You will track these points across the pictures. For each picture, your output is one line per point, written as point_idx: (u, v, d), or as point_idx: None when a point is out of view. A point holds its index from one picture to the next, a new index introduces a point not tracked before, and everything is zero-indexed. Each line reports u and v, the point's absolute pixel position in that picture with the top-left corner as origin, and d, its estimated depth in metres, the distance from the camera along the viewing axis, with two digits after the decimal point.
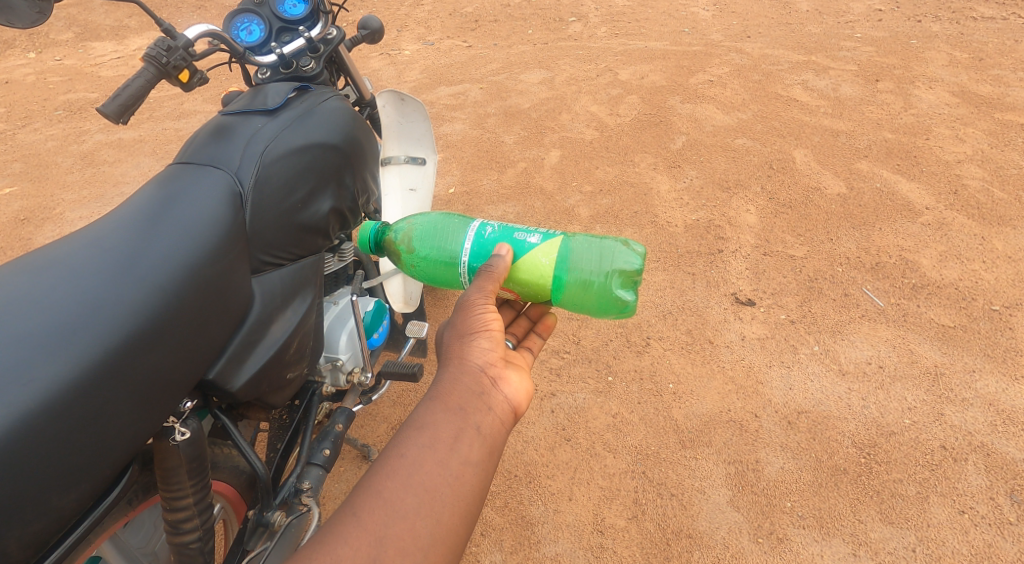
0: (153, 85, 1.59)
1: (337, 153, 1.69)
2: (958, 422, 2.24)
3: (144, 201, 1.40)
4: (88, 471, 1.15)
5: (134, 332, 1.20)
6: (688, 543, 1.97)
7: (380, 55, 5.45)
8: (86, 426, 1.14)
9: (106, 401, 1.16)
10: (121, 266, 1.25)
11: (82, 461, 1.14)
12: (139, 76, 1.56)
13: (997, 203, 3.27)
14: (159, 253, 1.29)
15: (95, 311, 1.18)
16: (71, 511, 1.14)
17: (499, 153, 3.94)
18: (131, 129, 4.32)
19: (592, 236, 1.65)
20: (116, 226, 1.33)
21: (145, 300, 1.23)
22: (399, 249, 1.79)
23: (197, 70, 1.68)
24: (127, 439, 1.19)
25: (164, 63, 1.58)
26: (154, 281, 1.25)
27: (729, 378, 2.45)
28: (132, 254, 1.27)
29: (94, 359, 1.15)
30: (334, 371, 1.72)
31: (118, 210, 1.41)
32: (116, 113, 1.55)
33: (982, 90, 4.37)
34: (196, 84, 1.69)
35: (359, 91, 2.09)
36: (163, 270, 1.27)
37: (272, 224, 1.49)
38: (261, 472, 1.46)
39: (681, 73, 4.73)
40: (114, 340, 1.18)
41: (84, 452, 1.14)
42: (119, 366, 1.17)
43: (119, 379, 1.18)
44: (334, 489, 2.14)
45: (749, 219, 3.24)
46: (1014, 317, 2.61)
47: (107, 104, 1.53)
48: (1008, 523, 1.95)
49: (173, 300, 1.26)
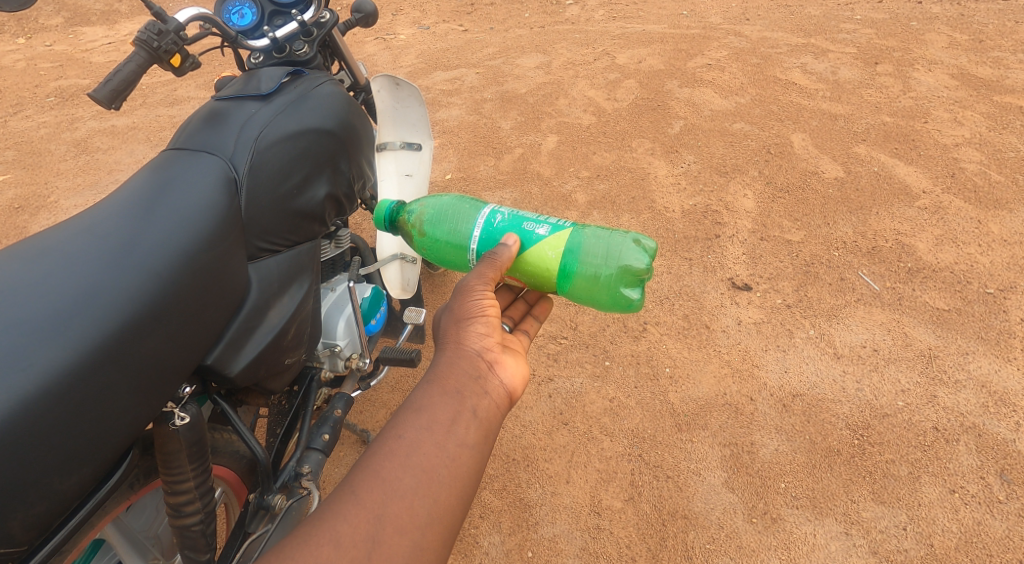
0: (145, 70, 1.59)
1: (333, 138, 1.68)
2: (950, 404, 2.26)
3: (138, 188, 1.40)
4: (89, 453, 1.16)
5: (131, 317, 1.21)
6: (683, 524, 2.00)
7: (375, 40, 5.41)
8: (86, 410, 1.15)
9: (105, 385, 1.17)
10: (117, 253, 1.26)
11: (80, 445, 1.15)
12: (130, 61, 1.56)
13: (995, 186, 3.28)
14: (156, 238, 1.30)
15: (90, 297, 1.19)
16: (73, 494, 1.16)
17: (496, 139, 3.93)
18: (124, 116, 4.30)
19: (604, 228, 1.61)
20: (112, 211, 1.34)
21: (140, 286, 1.23)
22: (412, 231, 1.77)
23: (188, 54, 1.67)
24: (127, 422, 1.20)
25: (156, 48, 1.57)
26: (149, 267, 1.26)
27: (725, 361, 2.47)
28: (128, 240, 1.28)
29: (92, 345, 1.16)
30: (332, 357, 1.74)
31: (112, 196, 1.41)
32: (108, 98, 1.55)
33: (981, 72, 4.36)
34: (188, 69, 1.68)
35: (353, 76, 2.11)
36: (158, 256, 1.28)
37: (267, 210, 1.49)
38: (261, 456, 1.47)
39: (679, 57, 4.71)
40: (110, 325, 1.18)
41: (85, 435, 1.15)
42: (117, 351, 1.18)
43: (118, 364, 1.18)
44: (334, 473, 2.17)
45: (747, 204, 3.25)
46: (1008, 300, 2.63)
47: (99, 90, 1.54)
48: (997, 501, 1.98)
49: (170, 286, 1.27)
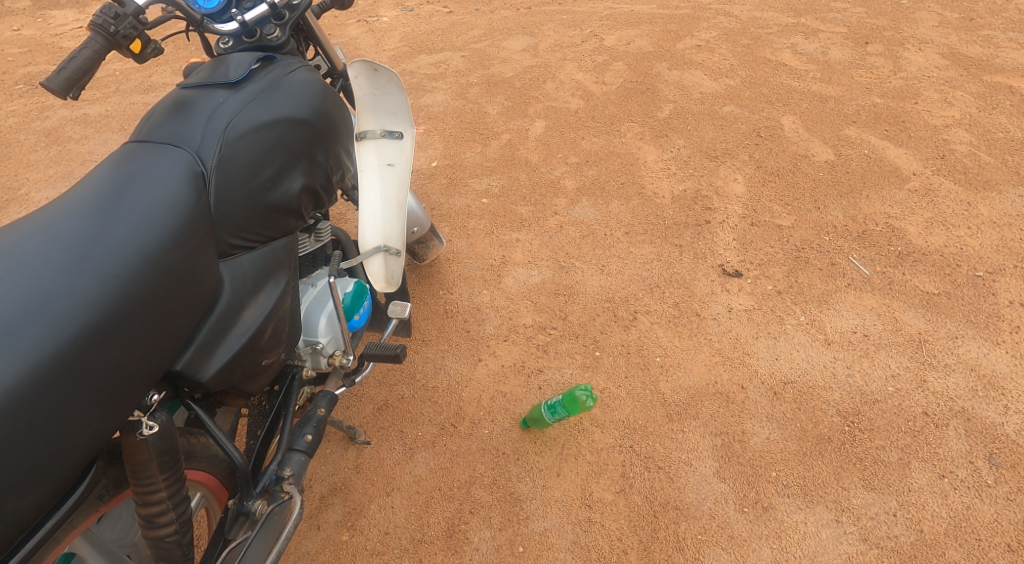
0: (103, 57, 1.51)
1: (308, 128, 1.62)
2: (940, 388, 2.25)
3: (100, 183, 1.34)
4: (45, 473, 1.09)
5: (89, 324, 1.14)
6: (675, 515, 1.98)
7: (357, 23, 5.28)
8: (44, 423, 1.08)
9: (63, 396, 1.10)
10: (74, 254, 1.19)
11: (37, 463, 1.07)
12: (86, 47, 1.48)
13: (984, 167, 3.26)
14: (118, 238, 1.23)
15: (44, 304, 1.12)
16: (31, 514, 1.09)
17: (482, 125, 3.85)
18: (97, 104, 4.18)
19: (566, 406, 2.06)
20: (71, 210, 1.28)
21: (99, 289, 1.17)
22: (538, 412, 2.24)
23: (150, 39, 1.59)
24: (88, 435, 1.14)
25: (113, 32, 1.49)
26: (111, 269, 1.20)
27: (716, 350, 2.44)
28: (87, 241, 1.21)
29: (46, 355, 1.09)
30: (314, 354, 1.70)
31: (72, 193, 1.34)
32: (63, 87, 1.47)
33: (971, 51, 4.32)
34: (150, 55, 1.61)
35: (330, 62, 2.05)
36: (119, 258, 1.21)
37: (239, 206, 1.44)
38: (239, 463, 1.43)
39: (668, 38, 4.63)
40: (68, 331, 1.12)
41: (41, 452, 1.08)
42: (77, 360, 1.12)
43: (77, 373, 1.12)
44: (320, 472, 2.16)
45: (737, 188, 3.21)
46: (997, 282, 2.62)
47: (52, 78, 1.46)
48: (986, 485, 1.98)
49: (132, 289, 1.21)
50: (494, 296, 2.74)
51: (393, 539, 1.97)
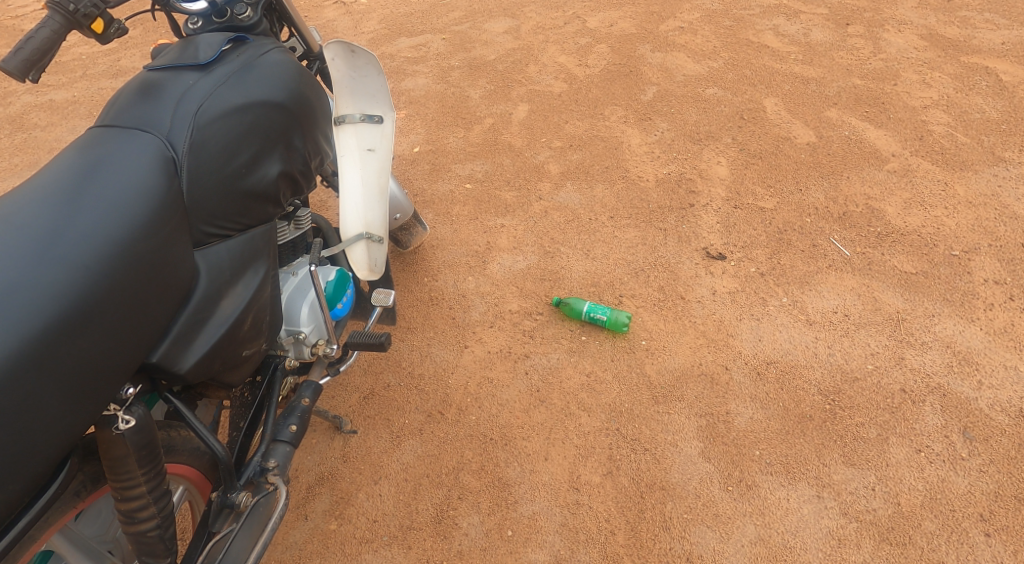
0: (63, 36, 1.46)
1: (283, 112, 1.58)
2: (917, 364, 2.30)
3: (65, 170, 1.31)
4: (14, 470, 1.06)
5: (57, 316, 1.11)
6: (662, 495, 2.00)
7: (334, 5, 5.18)
8: (11, 419, 1.05)
9: (30, 391, 1.08)
10: (40, 244, 1.16)
11: (6, 460, 1.05)
12: (44, 26, 1.43)
13: (961, 147, 3.30)
14: (86, 226, 1.20)
15: (8, 297, 1.09)
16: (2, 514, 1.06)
17: (465, 109, 3.81)
18: (62, 90, 4.07)
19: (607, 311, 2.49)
20: (35, 199, 1.24)
21: (66, 281, 1.14)
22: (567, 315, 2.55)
23: (113, 19, 1.55)
24: (60, 431, 1.12)
25: (73, 11, 1.46)
26: (79, 259, 1.17)
27: (700, 332, 2.46)
28: (52, 230, 1.18)
29: (12, 350, 1.06)
30: (297, 344, 1.68)
31: (36, 180, 1.31)
32: (21, 69, 1.41)
33: (949, 32, 4.35)
34: (113, 35, 1.56)
35: (305, 43, 2.00)
36: (86, 247, 1.18)
37: (212, 192, 1.41)
38: (222, 455, 1.39)
39: (650, 20, 4.60)
40: (33, 323, 1.09)
41: (9, 450, 1.05)
42: (44, 352, 1.09)
43: (46, 367, 1.10)
44: (307, 461, 2.16)
45: (720, 171, 3.22)
46: (972, 261, 2.66)
47: (9, 60, 1.39)
48: (961, 458, 2.03)
49: (101, 279, 1.18)
50: (479, 282, 2.74)
51: (382, 526, 1.98)
